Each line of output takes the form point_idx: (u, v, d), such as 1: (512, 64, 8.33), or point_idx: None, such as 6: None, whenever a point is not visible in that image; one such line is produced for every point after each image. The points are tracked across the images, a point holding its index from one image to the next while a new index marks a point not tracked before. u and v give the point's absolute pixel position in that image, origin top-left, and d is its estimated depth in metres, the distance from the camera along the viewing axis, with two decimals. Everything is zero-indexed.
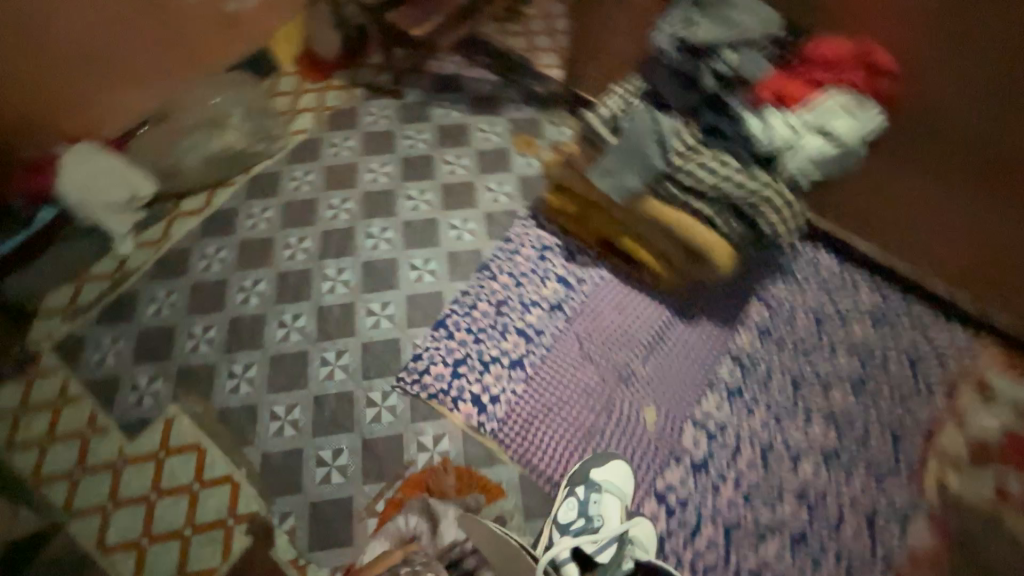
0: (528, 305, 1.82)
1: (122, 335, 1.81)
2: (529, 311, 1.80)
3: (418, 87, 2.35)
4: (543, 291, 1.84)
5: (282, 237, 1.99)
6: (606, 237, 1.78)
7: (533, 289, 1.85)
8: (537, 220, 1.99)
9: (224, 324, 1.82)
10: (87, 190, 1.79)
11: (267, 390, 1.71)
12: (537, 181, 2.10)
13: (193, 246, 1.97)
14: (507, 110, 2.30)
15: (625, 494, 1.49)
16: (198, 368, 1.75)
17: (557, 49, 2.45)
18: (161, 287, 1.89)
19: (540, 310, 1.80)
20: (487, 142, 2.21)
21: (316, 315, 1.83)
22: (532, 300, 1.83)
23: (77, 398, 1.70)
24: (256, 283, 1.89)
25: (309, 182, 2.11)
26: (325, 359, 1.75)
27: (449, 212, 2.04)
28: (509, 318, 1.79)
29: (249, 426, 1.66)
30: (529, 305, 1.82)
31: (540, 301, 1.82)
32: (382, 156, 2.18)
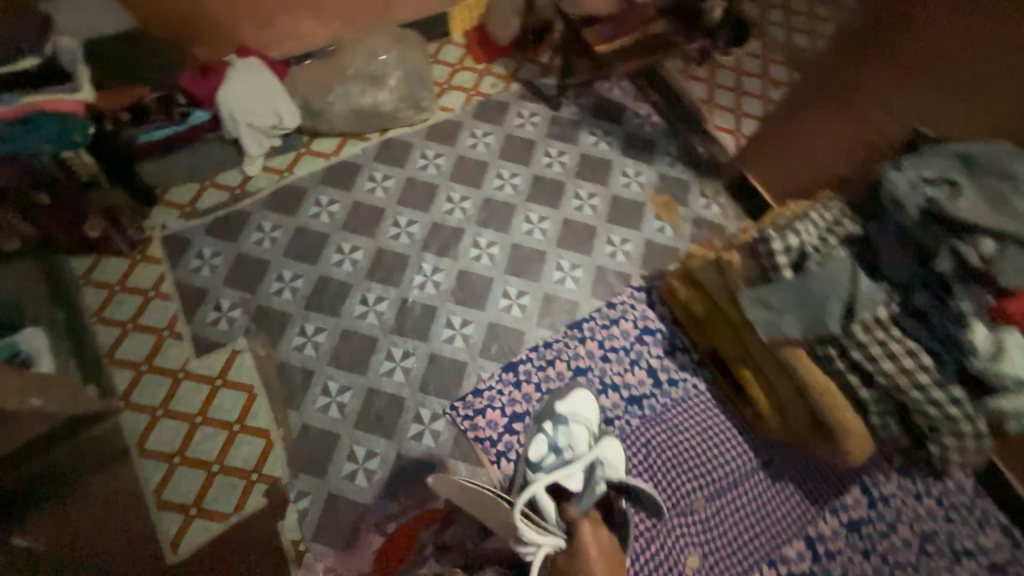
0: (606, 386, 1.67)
1: (222, 251, 1.85)
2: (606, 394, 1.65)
3: (577, 104, 2.19)
4: (628, 377, 1.68)
5: (394, 212, 1.94)
6: (720, 352, 1.58)
7: (618, 373, 1.69)
8: (650, 297, 1.81)
9: (312, 278, 1.82)
10: (240, 107, 1.79)
11: (327, 361, 1.70)
12: (663, 254, 1.90)
13: (310, 189, 1.97)
14: (661, 162, 2.08)
15: (593, 424, 1.51)
16: (275, 312, 1.76)
17: (737, 112, 2.19)
18: (270, 219, 1.91)
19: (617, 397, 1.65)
20: (627, 189, 2.02)
21: (398, 306, 1.79)
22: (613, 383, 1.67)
23: (165, 296, 1.77)
24: (354, 250, 1.87)
25: (437, 165, 2.03)
26: (390, 354, 1.71)
27: (561, 250, 1.90)
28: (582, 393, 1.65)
29: (301, 391, 1.65)
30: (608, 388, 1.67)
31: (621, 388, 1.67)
32: (516, 164, 2.06)
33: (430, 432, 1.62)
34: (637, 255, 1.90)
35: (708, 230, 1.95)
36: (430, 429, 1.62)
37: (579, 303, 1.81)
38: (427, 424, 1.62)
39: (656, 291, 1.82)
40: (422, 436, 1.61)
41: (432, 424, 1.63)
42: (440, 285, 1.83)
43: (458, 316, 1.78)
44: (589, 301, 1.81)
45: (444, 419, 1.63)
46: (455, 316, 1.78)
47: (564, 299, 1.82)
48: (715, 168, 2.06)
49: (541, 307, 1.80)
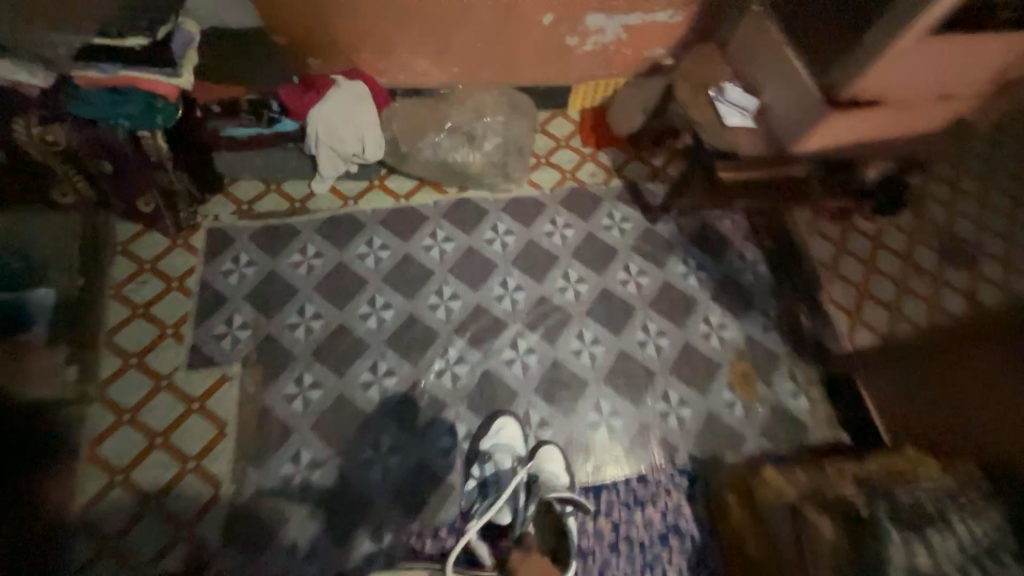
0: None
1: (258, 262, 1.76)
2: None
3: (677, 224, 1.93)
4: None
5: (441, 280, 1.76)
6: None
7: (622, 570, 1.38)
8: (692, 488, 1.48)
9: (332, 324, 1.67)
10: (327, 130, 1.70)
11: (311, 425, 1.51)
12: (723, 436, 1.57)
13: (368, 226, 1.85)
14: (753, 321, 1.76)
15: (517, 446, 1.43)
16: (282, 348, 1.62)
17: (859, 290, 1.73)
18: (317, 245, 1.80)
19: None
20: (703, 340, 1.72)
21: (407, 388, 1.58)
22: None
23: (186, 292, 1.68)
24: (386, 307, 1.70)
25: (504, 244, 1.84)
26: (378, 443, 1.50)
27: (605, 387, 1.62)
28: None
29: (271, 450, 1.47)
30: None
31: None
32: (588, 268, 1.82)
33: (384, 556, 1.38)
34: (691, 425, 1.58)
35: (787, 425, 1.59)
36: (387, 552, 1.38)
37: (603, 461, 1.52)
38: (385, 546, 1.39)
39: (701, 483, 1.48)
40: (372, 558, 1.37)
41: (392, 547, 1.39)
42: (458, 381, 1.60)
43: (466, 425, 1.55)
44: (616, 463, 1.51)
45: (407, 548, 1.39)
46: (461, 424, 1.55)
47: (588, 449, 1.53)
48: (816, 352, 1.72)
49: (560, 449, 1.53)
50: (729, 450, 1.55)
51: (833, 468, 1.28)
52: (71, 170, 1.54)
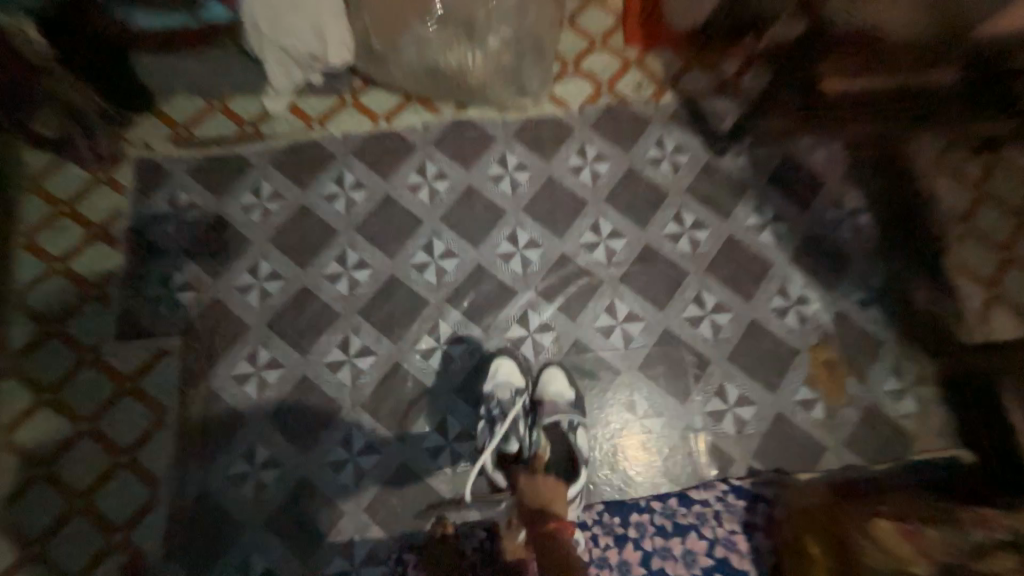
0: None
1: (198, 205, 1.38)
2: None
3: (750, 157, 1.42)
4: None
5: (432, 231, 1.35)
6: None
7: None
8: (751, 518, 1.12)
9: (292, 286, 1.31)
10: (269, 18, 1.21)
11: (268, 413, 1.22)
12: (794, 446, 1.20)
13: (338, 158, 1.42)
14: (847, 293, 1.31)
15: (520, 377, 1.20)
16: (231, 315, 1.29)
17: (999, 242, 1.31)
18: (272, 182, 1.40)
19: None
20: (777, 319, 1.29)
21: (385, 371, 1.25)
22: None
23: (112, 242, 1.34)
24: (360, 266, 1.33)
25: (514, 183, 1.40)
26: (349, 440, 1.20)
27: (641, 377, 1.24)
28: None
29: (219, 444, 1.20)
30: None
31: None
32: (625, 217, 1.37)
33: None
34: (753, 431, 1.20)
35: (881, 435, 1.20)
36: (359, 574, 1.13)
37: (633, 473, 1.18)
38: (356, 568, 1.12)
39: (765, 511, 1.12)
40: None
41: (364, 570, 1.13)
42: (451, 365, 1.25)
43: (459, 423, 1.21)
44: (650, 476, 1.18)
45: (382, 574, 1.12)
46: (452, 421, 1.22)
47: (614, 457, 1.19)
48: (934, 339, 1.26)
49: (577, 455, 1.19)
50: (800, 464, 1.18)
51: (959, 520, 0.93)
52: None
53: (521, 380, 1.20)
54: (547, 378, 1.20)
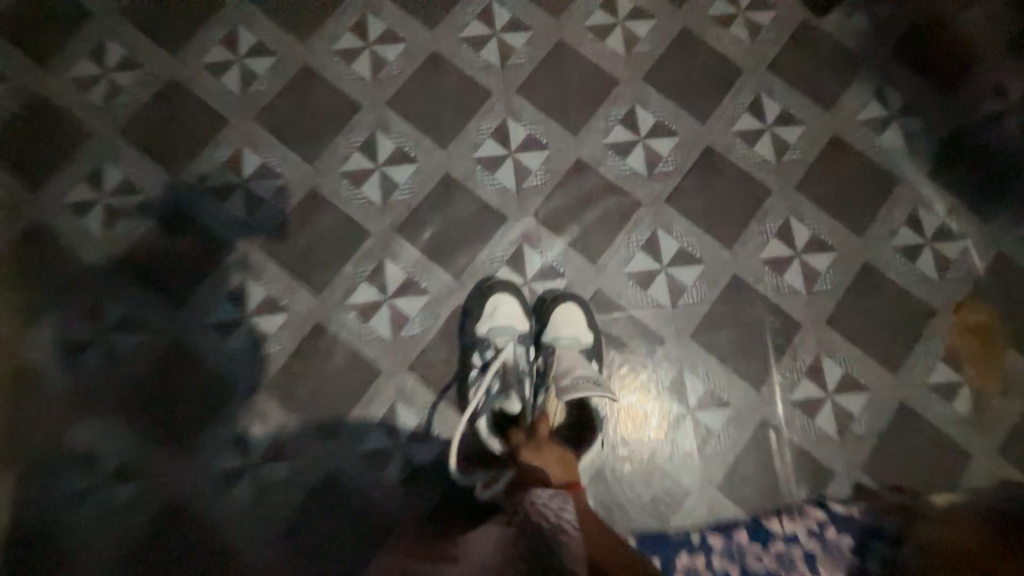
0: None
1: (8, 77, 0.87)
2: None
3: (872, 15, 0.92)
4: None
5: (375, 123, 0.87)
6: None
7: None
8: (864, 564, 0.72)
9: (156, 206, 0.84)
10: None
11: (121, 399, 0.79)
12: (924, 454, 0.79)
13: (226, 7, 0.90)
14: (1013, 226, 0.85)
15: (524, 318, 0.77)
16: (63, 250, 0.83)
17: None
18: (123, 41, 0.88)
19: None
20: (903, 264, 0.84)
21: (304, 338, 0.81)
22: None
23: None
24: (262, 177, 0.85)
25: (505, 50, 0.89)
26: (247, 440, 0.79)
27: (696, 350, 0.81)
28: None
29: (43, 448, 0.78)
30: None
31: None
32: (676, 105, 0.88)
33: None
34: (862, 432, 0.79)
35: None
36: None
37: (681, 493, 0.78)
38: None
39: (885, 555, 0.73)
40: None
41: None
42: (404, 329, 0.81)
43: (416, 417, 0.79)
44: (706, 497, 0.78)
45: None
46: (405, 413, 0.79)
47: (652, 469, 0.79)
48: None
49: (598, 467, 0.78)
50: (932, 481, 0.78)
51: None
52: None
53: (526, 320, 0.77)
54: (563, 314, 0.76)
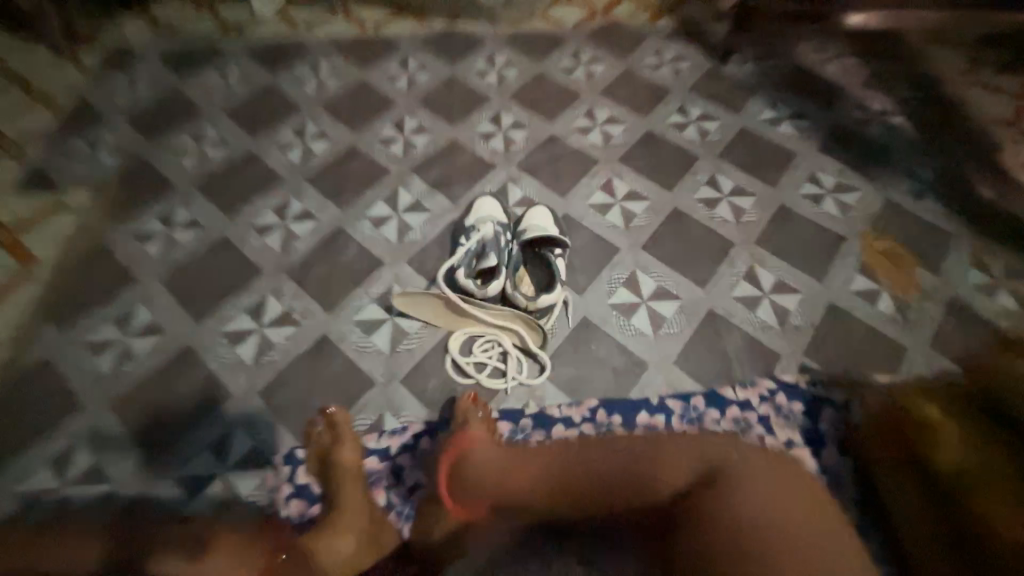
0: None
1: (158, 82, 1.25)
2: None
3: (759, 66, 1.31)
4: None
5: (405, 112, 1.20)
6: None
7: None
8: (817, 427, 0.76)
9: (235, 152, 1.12)
10: None
11: (162, 274, 0.94)
12: (864, 344, 0.87)
13: (316, 52, 1.33)
14: (895, 184, 1.08)
15: (502, 213, 0.96)
16: (155, 176, 1.07)
17: None
18: (242, 66, 1.29)
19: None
20: (812, 206, 1.05)
21: (325, 238, 0.99)
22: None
23: (52, 106, 1.20)
24: (317, 138, 1.15)
25: (501, 77, 1.28)
26: (260, 308, 0.90)
27: (648, 256, 0.97)
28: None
29: (87, 306, 0.89)
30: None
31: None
32: (625, 108, 1.22)
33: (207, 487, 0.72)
34: (801, 323, 0.89)
35: (983, 337, 0.88)
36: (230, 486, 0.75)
37: (642, 366, 0.84)
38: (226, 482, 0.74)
39: (836, 419, 0.76)
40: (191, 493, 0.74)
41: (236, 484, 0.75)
42: (407, 234, 0.99)
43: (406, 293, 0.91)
44: (664, 371, 0.84)
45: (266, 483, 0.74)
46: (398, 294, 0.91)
47: (613, 346, 0.86)
48: (1018, 233, 1.00)
49: (563, 343, 0.86)
50: (875, 365, 0.84)
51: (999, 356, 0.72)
52: None
53: (503, 216, 0.95)
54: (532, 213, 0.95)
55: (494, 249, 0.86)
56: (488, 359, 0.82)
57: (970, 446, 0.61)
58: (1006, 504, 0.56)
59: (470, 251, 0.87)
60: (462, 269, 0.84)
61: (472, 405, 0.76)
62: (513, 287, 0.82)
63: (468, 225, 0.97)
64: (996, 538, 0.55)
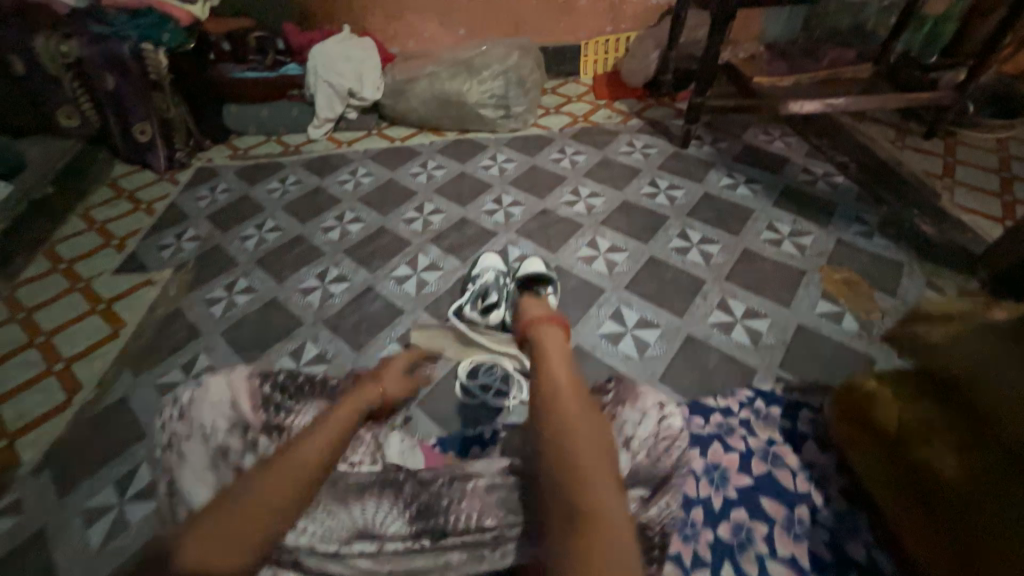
0: (623, 389, 0.76)
1: (233, 190, 1.59)
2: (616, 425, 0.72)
3: (714, 147, 1.59)
4: (669, 416, 0.72)
5: (425, 198, 1.49)
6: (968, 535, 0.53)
7: (625, 390, 0.76)
8: (795, 426, 0.82)
9: (288, 235, 1.39)
10: (326, 64, 1.70)
11: (223, 328, 1.13)
12: (832, 357, 0.96)
13: (356, 160, 1.69)
14: (844, 227, 1.25)
15: (503, 264, 1.15)
16: (224, 256, 1.33)
17: (978, 189, 1.35)
18: (298, 174, 1.64)
19: (646, 422, 0.71)
20: (772, 248, 1.21)
21: (357, 294, 1.19)
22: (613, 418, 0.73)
23: (151, 211, 1.52)
24: (353, 221, 1.42)
25: (502, 169, 1.58)
26: (300, 351, 1.07)
27: (630, 294, 1.12)
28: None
29: (160, 356, 1.08)
30: (609, 408, 0.74)
31: (643, 415, 0.72)
32: (604, 184, 1.47)
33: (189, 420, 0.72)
34: (772, 342, 0.99)
35: None
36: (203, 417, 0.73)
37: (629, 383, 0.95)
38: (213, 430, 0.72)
39: (813, 419, 0.83)
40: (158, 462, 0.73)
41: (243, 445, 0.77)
42: (425, 288, 1.19)
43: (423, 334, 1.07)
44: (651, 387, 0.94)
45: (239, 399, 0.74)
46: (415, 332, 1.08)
47: (604, 369, 0.98)
48: (964, 260, 1.13)
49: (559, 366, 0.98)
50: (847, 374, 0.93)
51: (940, 307, 0.69)
52: (77, 86, 1.58)
53: (504, 267, 1.14)
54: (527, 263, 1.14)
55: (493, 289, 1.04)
56: (492, 382, 0.94)
57: (901, 406, 0.64)
58: (934, 444, 0.59)
59: (474, 292, 1.05)
60: (466, 306, 1.01)
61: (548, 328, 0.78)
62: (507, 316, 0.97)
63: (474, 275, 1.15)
64: (942, 478, 0.57)
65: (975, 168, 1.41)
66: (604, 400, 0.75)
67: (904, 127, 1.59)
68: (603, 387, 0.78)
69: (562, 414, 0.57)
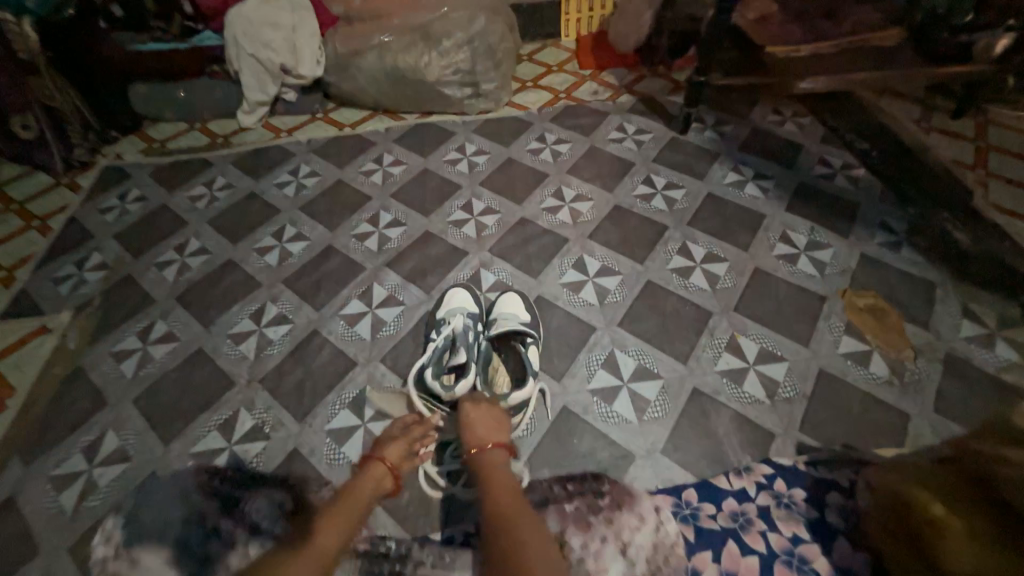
0: (618, 491, 0.74)
1: (148, 197, 1.32)
2: (613, 533, 0.69)
3: (718, 132, 1.37)
4: (667, 521, 0.70)
5: (380, 206, 1.25)
6: None
7: (621, 493, 0.74)
8: (823, 516, 0.70)
9: (216, 260, 1.15)
10: (248, 33, 1.38)
11: (136, 393, 0.93)
12: (859, 414, 0.82)
13: (297, 155, 1.41)
14: (867, 237, 1.08)
15: (474, 303, 0.95)
16: (138, 290, 1.10)
17: (1013, 183, 1.18)
18: (228, 175, 1.37)
19: (645, 529, 0.69)
20: (788, 266, 1.04)
21: (301, 340, 0.99)
22: (608, 524, 0.70)
23: (47, 229, 1.25)
24: (295, 238, 1.19)
25: (472, 164, 1.34)
26: (231, 423, 0.88)
27: (625, 334, 0.95)
28: (594, 556, 0.67)
29: (57, 434, 0.88)
30: (606, 513, 0.71)
31: (641, 521, 0.70)
32: (591, 184, 1.26)
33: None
34: (790, 395, 0.85)
35: (984, 395, 0.84)
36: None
37: (627, 455, 0.80)
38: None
39: (843, 507, 0.71)
40: None
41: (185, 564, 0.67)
42: (381, 330, 0.99)
43: (381, 396, 0.90)
44: (653, 462, 0.79)
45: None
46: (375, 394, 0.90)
47: (597, 438, 0.82)
48: (1003, 278, 0.98)
49: (545, 435, 0.83)
50: (875, 437, 0.80)
51: None
52: None
53: (475, 306, 0.95)
54: (502, 300, 0.95)
55: (463, 344, 0.85)
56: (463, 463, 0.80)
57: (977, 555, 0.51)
58: None
59: (440, 347, 0.85)
60: (431, 368, 0.81)
61: (487, 413, 0.74)
62: (481, 386, 0.81)
63: (440, 316, 0.96)
64: None
65: (1009, 157, 1.24)
66: (598, 504, 0.72)
67: (929, 104, 1.40)
68: (597, 486, 0.75)
69: (507, 526, 0.57)
